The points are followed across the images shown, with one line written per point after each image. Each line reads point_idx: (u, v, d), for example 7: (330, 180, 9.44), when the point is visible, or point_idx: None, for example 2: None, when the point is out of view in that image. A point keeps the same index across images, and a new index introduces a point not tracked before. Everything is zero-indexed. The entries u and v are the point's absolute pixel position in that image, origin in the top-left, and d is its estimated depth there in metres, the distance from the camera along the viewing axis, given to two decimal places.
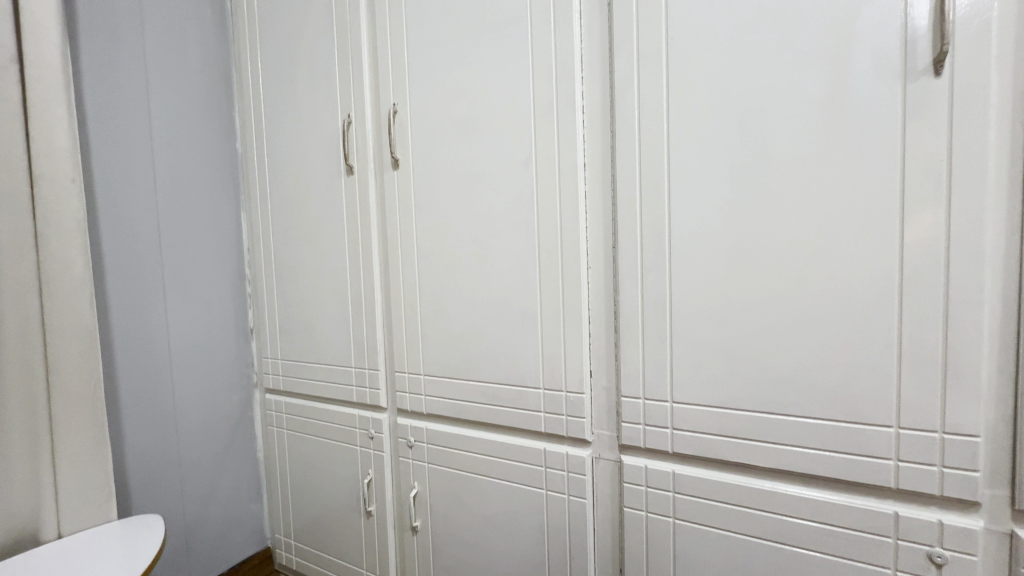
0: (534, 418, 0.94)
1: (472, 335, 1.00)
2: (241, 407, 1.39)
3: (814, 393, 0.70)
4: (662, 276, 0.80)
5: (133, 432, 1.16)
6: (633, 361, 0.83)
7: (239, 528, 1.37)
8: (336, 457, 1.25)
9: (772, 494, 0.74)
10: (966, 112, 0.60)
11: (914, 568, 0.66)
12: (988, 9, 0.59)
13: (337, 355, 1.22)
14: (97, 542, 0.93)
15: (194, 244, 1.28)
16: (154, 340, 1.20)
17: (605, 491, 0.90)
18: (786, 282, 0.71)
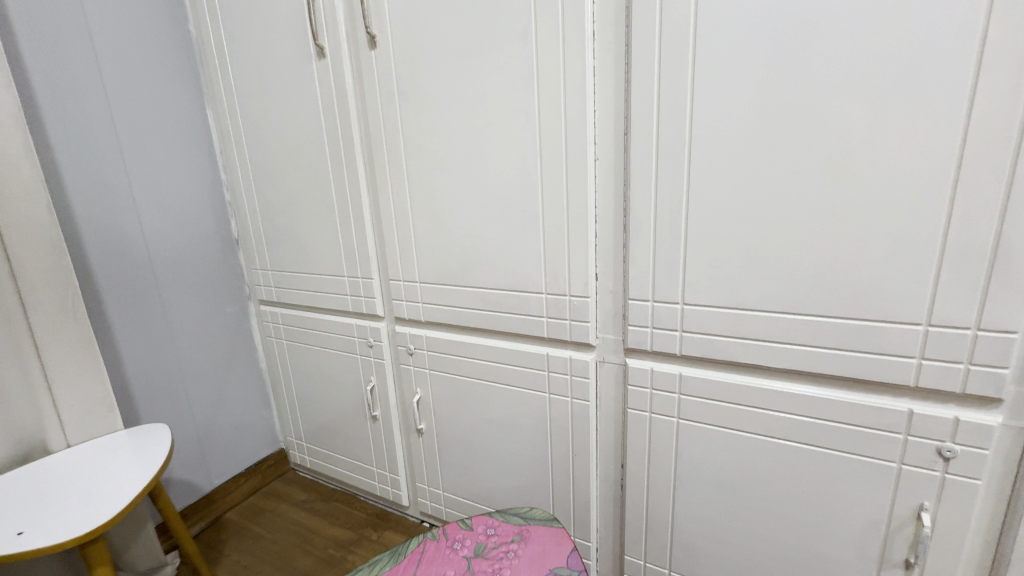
0: (536, 323, 0.90)
1: (468, 239, 0.93)
2: (236, 319, 1.37)
3: (841, 291, 0.65)
4: (680, 166, 0.71)
5: (128, 347, 1.13)
6: (642, 262, 0.77)
7: (251, 433, 1.42)
8: (338, 366, 1.25)
9: (782, 395, 0.72)
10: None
11: (920, 462, 0.65)
12: None
13: (328, 264, 1.16)
14: (105, 450, 0.94)
15: (158, 146, 1.17)
16: (133, 253, 1.13)
17: (608, 394, 0.89)
18: (822, 168, 0.62)
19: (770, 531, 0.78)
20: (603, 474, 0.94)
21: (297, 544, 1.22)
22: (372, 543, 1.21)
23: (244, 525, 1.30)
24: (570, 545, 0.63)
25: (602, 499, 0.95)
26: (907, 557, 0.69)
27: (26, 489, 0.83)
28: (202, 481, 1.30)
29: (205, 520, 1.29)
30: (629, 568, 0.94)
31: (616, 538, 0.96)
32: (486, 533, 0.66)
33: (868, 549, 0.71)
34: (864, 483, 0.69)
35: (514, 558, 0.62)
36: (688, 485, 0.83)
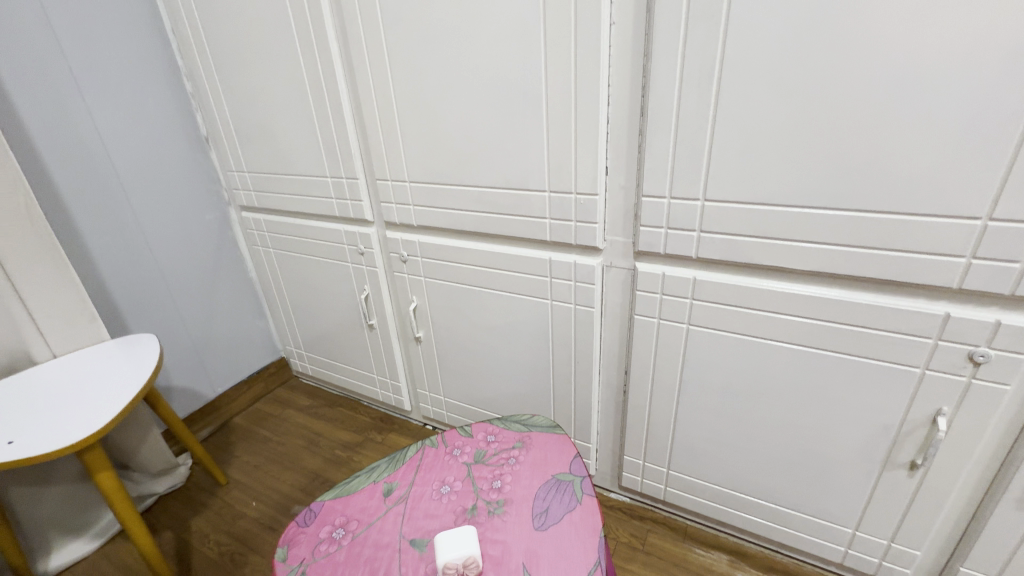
0: (538, 226, 0.82)
1: (461, 131, 0.82)
2: (218, 227, 1.29)
3: (891, 181, 0.56)
4: (715, 29, 0.58)
5: (102, 257, 1.06)
6: (660, 152, 0.68)
7: (249, 342, 1.41)
8: (329, 275, 1.19)
9: (805, 299, 0.66)
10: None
11: (946, 367, 0.61)
12: None
13: (307, 164, 1.05)
14: (93, 360, 0.91)
15: (97, 24, 0.99)
16: (91, 154, 1.02)
17: (614, 300, 0.84)
18: (895, 25, 0.50)
19: (774, 434, 0.77)
20: (605, 380, 0.92)
21: (304, 446, 1.26)
22: (377, 444, 1.24)
23: (251, 429, 1.34)
24: (573, 451, 0.61)
25: (603, 404, 0.95)
26: (913, 459, 0.68)
27: (14, 398, 0.81)
28: (205, 389, 1.31)
29: (214, 424, 1.33)
30: (628, 467, 0.96)
31: (616, 440, 0.97)
32: (486, 440, 0.64)
33: (874, 451, 0.70)
34: (880, 388, 0.66)
35: (516, 464, 0.60)
36: (693, 391, 0.81)
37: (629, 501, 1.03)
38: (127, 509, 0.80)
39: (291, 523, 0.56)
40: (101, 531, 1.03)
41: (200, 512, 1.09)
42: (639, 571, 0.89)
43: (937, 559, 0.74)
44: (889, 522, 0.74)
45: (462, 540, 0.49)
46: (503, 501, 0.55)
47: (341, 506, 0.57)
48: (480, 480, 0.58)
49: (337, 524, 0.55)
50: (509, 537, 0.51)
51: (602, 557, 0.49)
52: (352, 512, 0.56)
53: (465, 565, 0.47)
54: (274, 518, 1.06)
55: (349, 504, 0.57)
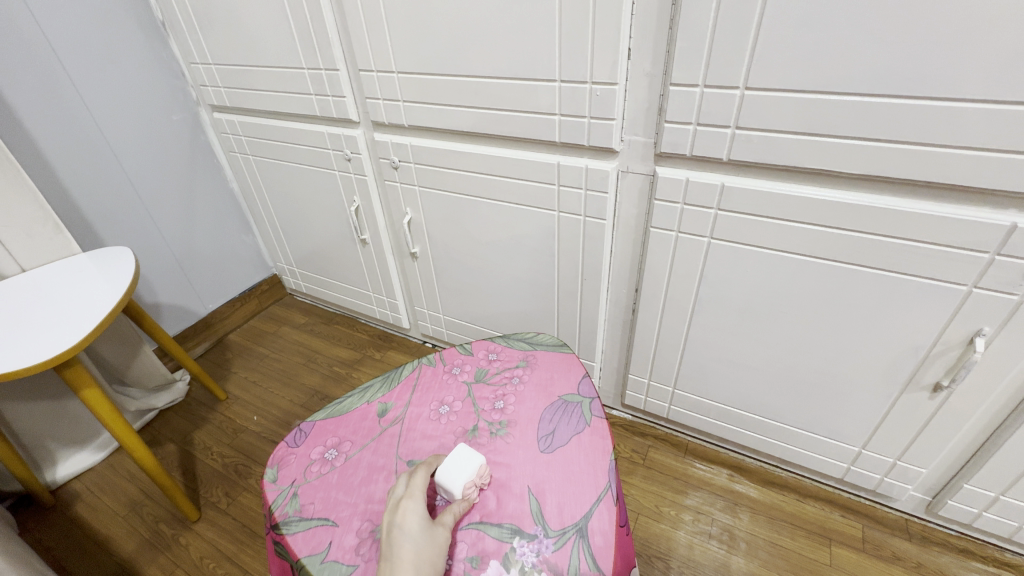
0: (546, 124, 0.72)
1: (455, 4, 0.68)
2: (188, 130, 1.16)
3: (987, 59, 0.45)
4: None
5: (60, 162, 0.96)
6: (696, 25, 0.56)
7: (237, 258, 1.34)
8: (315, 185, 1.10)
9: (848, 208, 0.58)
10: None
11: (998, 284, 0.55)
12: None
13: (279, 52, 0.91)
14: (64, 272, 0.85)
15: None
16: (27, 39, 0.87)
17: (628, 210, 0.76)
18: None
19: (791, 353, 0.73)
20: (613, 298, 0.87)
21: (302, 363, 1.24)
22: (376, 361, 1.23)
23: (248, 345, 1.32)
24: (582, 371, 0.56)
25: (610, 322, 0.90)
26: (939, 380, 0.64)
27: None
28: (196, 305, 1.27)
29: (209, 341, 1.30)
30: (632, 385, 0.94)
31: (621, 358, 0.95)
32: (487, 359, 0.59)
33: (897, 373, 0.67)
34: (917, 306, 0.61)
35: (519, 384, 0.56)
36: (708, 309, 0.76)
37: (631, 417, 1.03)
38: (120, 426, 0.78)
39: (281, 443, 0.53)
40: (103, 443, 1.03)
41: (201, 426, 1.09)
42: (638, 484, 0.91)
43: (942, 475, 0.74)
44: (899, 442, 0.73)
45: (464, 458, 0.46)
46: (507, 422, 0.52)
47: (333, 426, 0.54)
48: (481, 400, 0.54)
49: (329, 445, 0.52)
50: (512, 459, 0.48)
51: (611, 481, 0.46)
52: (345, 433, 0.53)
53: (481, 477, 0.45)
54: (275, 433, 1.06)
55: (341, 424, 0.54)
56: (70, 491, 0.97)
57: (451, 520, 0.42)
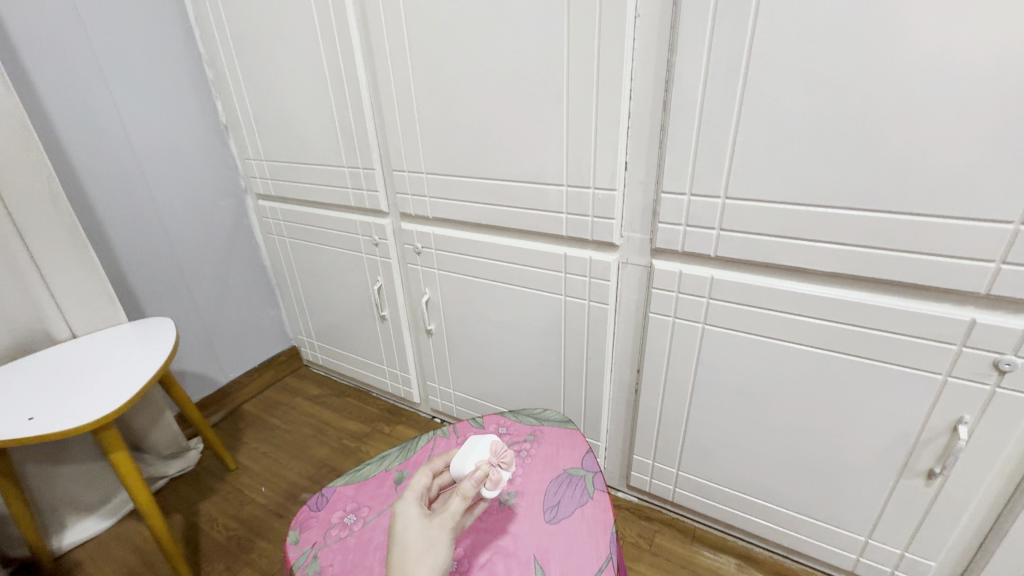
0: (554, 221, 0.82)
1: (480, 122, 0.81)
2: (234, 214, 1.30)
3: (923, 182, 0.55)
4: (743, 22, 0.57)
5: (119, 239, 1.08)
6: (681, 147, 0.67)
7: (261, 330, 1.42)
8: (342, 265, 1.20)
9: (825, 301, 0.65)
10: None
11: (970, 374, 0.60)
12: None
13: (324, 154, 1.06)
14: (110, 340, 0.93)
15: (122, 10, 1.01)
16: (112, 138, 1.03)
17: (628, 297, 0.83)
18: (928, 18, 0.49)
19: (788, 437, 0.76)
20: (617, 378, 0.92)
21: (313, 435, 1.27)
22: (385, 436, 1.25)
23: (262, 416, 1.35)
24: (586, 447, 0.60)
25: (614, 403, 0.94)
26: (931, 467, 0.67)
27: (28, 379, 0.81)
28: (217, 374, 1.32)
29: (225, 410, 1.34)
30: (637, 467, 0.96)
31: (626, 439, 0.97)
32: (498, 432, 0.64)
33: (891, 459, 0.69)
34: (900, 393, 0.65)
35: (527, 457, 0.59)
36: (706, 391, 0.81)
37: (637, 501, 1.03)
38: (140, 490, 0.81)
39: (303, 506, 0.57)
40: (112, 510, 1.04)
41: (208, 496, 1.10)
42: (645, 572, 0.89)
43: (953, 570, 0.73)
44: (903, 532, 0.73)
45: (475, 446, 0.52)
46: (515, 493, 0.55)
47: (352, 492, 0.58)
48: None
49: (349, 510, 0.55)
50: (519, 528, 0.51)
51: (613, 553, 0.48)
52: (363, 498, 0.56)
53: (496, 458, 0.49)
54: (281, 505, 1.07)
55: (359, 490, 0.58)
56: (72, 559, 0.97)
57: (463, 494, 0.43)
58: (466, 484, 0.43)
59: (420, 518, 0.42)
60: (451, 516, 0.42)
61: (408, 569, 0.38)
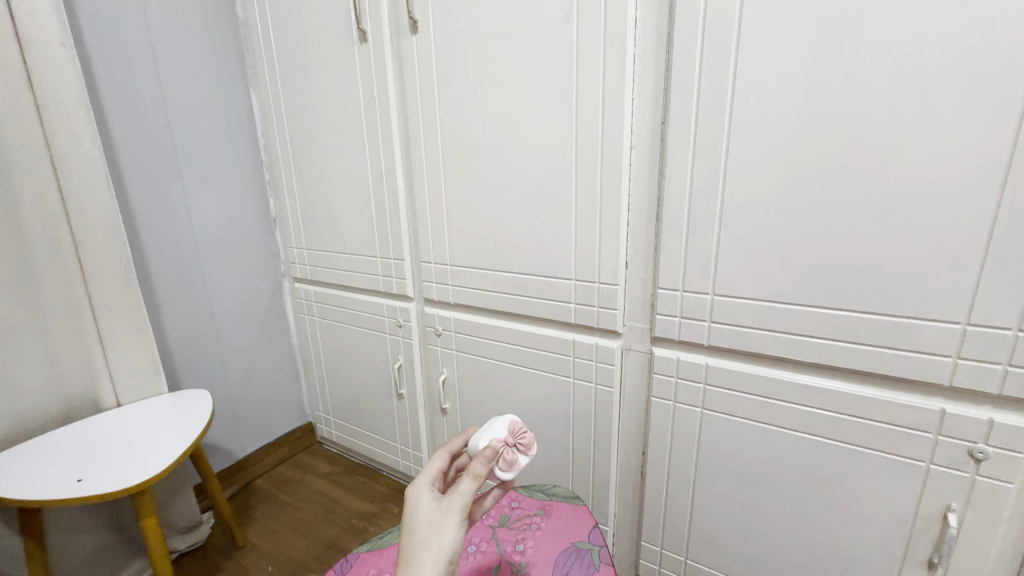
0: (564, 309, 0.91)
1: (500, 224, 0.95)
2: (271, 295, 1.42)
3: (879, 287, 0.64)
4: (717, 156, 0.71)
5: (171, 315, 1.19)
6: (674, 251, 0.78)
7: (282, 404, 1.48)
8: (366, 344, 1.29)
9: (810, 389, 0.72)
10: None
11: (950, 462, 0.65)
12: None
13: (361, 245, 1.20)
14: (153, 409, 1.00)
15: (205, 126, 1.21)
16: (179, 228, 1.18)
17: (632, 381, 0.90)
18: (863, 160, 0.61)
19: (791, 524, 0.78)
20: (623, 461, 0.95)
21: (322, 514, 1.28)
22: (393, 516, 1.25)
23: (273, 492, 1.36)
24: (592, 522, 0.64)
25: (621, 486, 0.97)
26: (930, 557, 0.69)
27: (77, 443, 0.88)
28: (235, 448, 1.37)
29: (238, 484, 1.36)
30: (646, 554, 0.96)
31: (633, 524, 0.98)
32: (510, 506, 0.68)
33: (891, 549, 0.71)
34: (889, 480, 0.69)
35: (538, 530, 0.64)
36: (708, 475, 0.84)
37: None
38: (161, 558, 0.84)
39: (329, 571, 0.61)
40: None
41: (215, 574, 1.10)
42: None
43: None
44: None
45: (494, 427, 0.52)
46: (526, 564, 0.59)
47: (374, 558, 0.62)
48: (504, 542, 0.62)
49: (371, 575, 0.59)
50: None
51: None
52: (385, 564, 0.60)
53: (510, 439, 0.51)
54: None
55: (381, 557, 0.62)
56: None
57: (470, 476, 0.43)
58: (476, 462, 0.44)
59: (430, 500, 0.42)
60: (461, 496, 0.42)
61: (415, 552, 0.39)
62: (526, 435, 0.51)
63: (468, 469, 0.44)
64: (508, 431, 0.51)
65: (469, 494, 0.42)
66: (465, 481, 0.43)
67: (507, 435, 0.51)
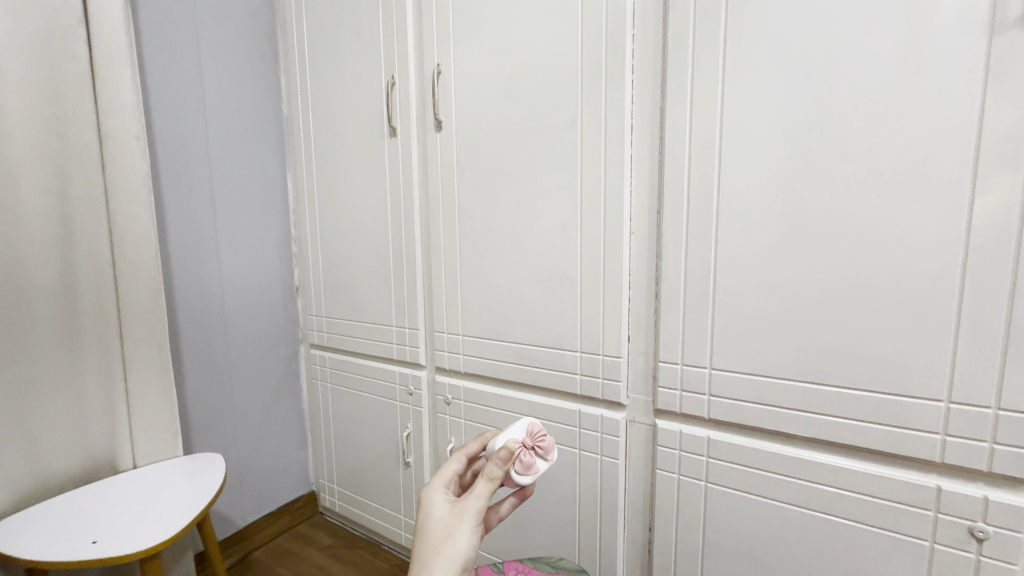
0: (570, 380, 0.96)
1: (510, 298, 1.02)
2: (287, 360, 1.48)
3: (864, 365, 0.68)
4: (708, 242, 0.79)
5: (193, 378, 1.24)
6: (672, 327, 0.84)
7: (287, 472, 1.48)
8: (376, 411, 1.32)
9: (809, 464, 0.74)
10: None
11: (953, 542, 0.65)
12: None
13: (378, 314, 1.27)
14: (168, 471, 1.03)
15: (244, 204, 1.34)
16: (210, 295, 1.27)
17: (637, 453, 0.92)
18: (838, 250, 0.69)
19: None
20: (630, 537, 0.95)
21: None
22: None
23: (270, 565, 1.33)
24: None
25: (628, 564, 0.95)
26: None
27: (94, 504, 0.90)
28: (237, 516, 1.35)
29: (236, 555, 1.33)
30: None
31: None
32: None
33: None
34: (895, 561, 0.69)
35: None
36: (716, 554, 0.84)
37: None
38: None
39: None
40: None
41: None
42: None
43: None
44: None
45: (513, 429, 0.58)
46: None
47: None
48: None
49: None
50: None
51: None
52: None
53: (526, 441, 0.56)
54: None
55: None
56: None
57: (484, 482, 0.48)
58: (490, 466, 0.48)
59: (448, 504, 0.49)
60: (476, 499, 0.47)
61: (434, 552, 0.45)
62: (544, 439, 0.57)
63: (483, 472, 0.48)
64: (526, 433, 0.57)
65: (484, 497, 0.47)
66: (481, 483, 0.48)
67: (526, 437, 0.56)
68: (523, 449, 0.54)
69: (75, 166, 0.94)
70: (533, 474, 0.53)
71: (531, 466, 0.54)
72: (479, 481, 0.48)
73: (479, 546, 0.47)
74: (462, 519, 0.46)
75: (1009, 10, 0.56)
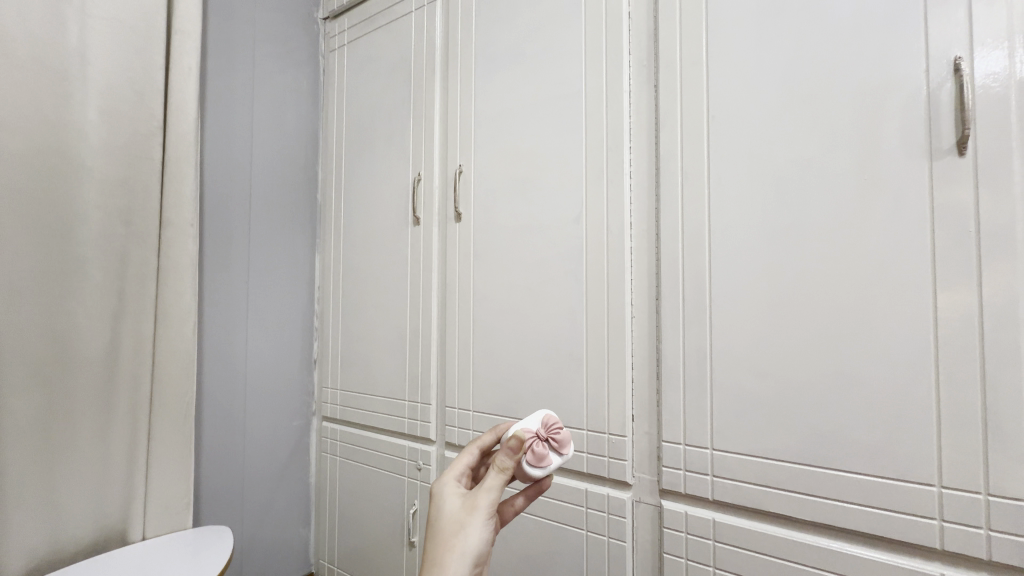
0: (577, 458, 0.99)
1: (520, 376, 1.07)
2: (299, 433, 1.50)
3: (858, 448, 0.72)
4: (703, 328, 0.86)
5: (210, 446, 1.29)
6: (674, 407, 0.88)
7: (288, 551, 1.45)
8: (383, 486, 1.32)
9: (815, 549, 0.74)
10: (994, 174, 0.64)
11: None
12: (930, 129, 0.68)
13: (391, 388, 1.32)
14: (178, 542, 1.03)
15: (275, 281, 1.45)
16: (234, 366, 1.34)
17: (644, 536, 0.92)
18: (821, 338, 0.75)
19: None
20: None
21: None
22: None
23: None
24: None
25: None
26: None
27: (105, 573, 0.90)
28: None
29: None
30: None
31: None
32: None
33: None
34: None
35: None
36: None
37: None
38: None
39: None
40: None
41: None
42: None
43: None
44: None
45: (527, 422, 0.60)
46: None
47: None
48: None
49: None
50: None
51: None
52: None
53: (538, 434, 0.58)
54: None
55: None
56: None
57: (494, 474, 0.50)
58: (501, 458, 0.50)
59: (460, 498, 0.50)
60: (487, 490, 0.49)
61: (445, 547, 0.46)
62: (558, 430, 0.59)
63: (494, 463, 0.50)
64: (539, 424, 0.59)
65: (495, 488, 0.49)
66: (492, 475, 0.50)
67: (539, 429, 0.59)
68: (536, 441, 0.57)
69: (135, 248, 1.05)
70: (545, 467, 0.57)
71: (543, 458, 0.57)
72: (490, 474, 0.50)
73: (491, 538, 0.49)
74: (472, 514, 0.48)
75: (943, 139, 0.67)
